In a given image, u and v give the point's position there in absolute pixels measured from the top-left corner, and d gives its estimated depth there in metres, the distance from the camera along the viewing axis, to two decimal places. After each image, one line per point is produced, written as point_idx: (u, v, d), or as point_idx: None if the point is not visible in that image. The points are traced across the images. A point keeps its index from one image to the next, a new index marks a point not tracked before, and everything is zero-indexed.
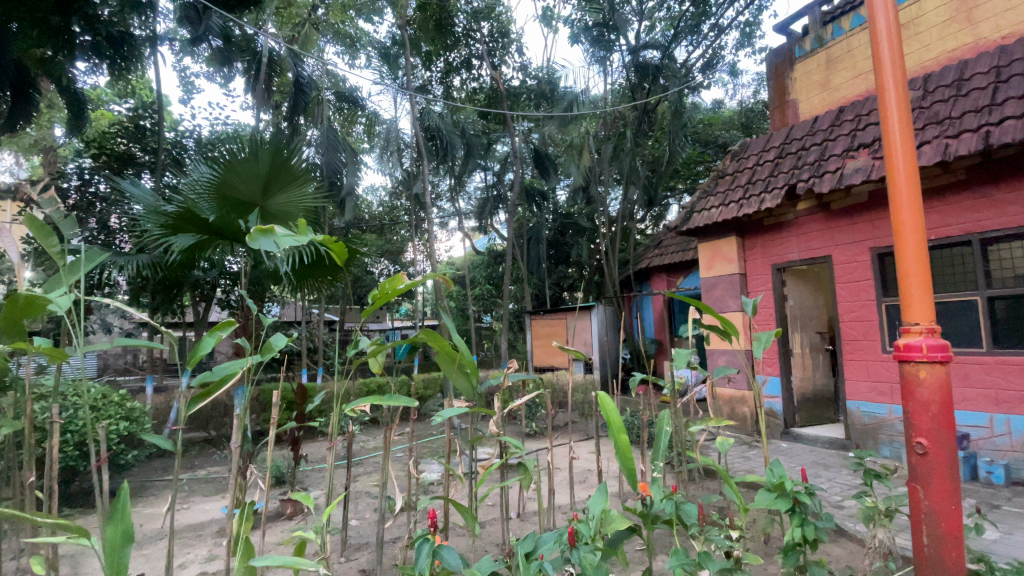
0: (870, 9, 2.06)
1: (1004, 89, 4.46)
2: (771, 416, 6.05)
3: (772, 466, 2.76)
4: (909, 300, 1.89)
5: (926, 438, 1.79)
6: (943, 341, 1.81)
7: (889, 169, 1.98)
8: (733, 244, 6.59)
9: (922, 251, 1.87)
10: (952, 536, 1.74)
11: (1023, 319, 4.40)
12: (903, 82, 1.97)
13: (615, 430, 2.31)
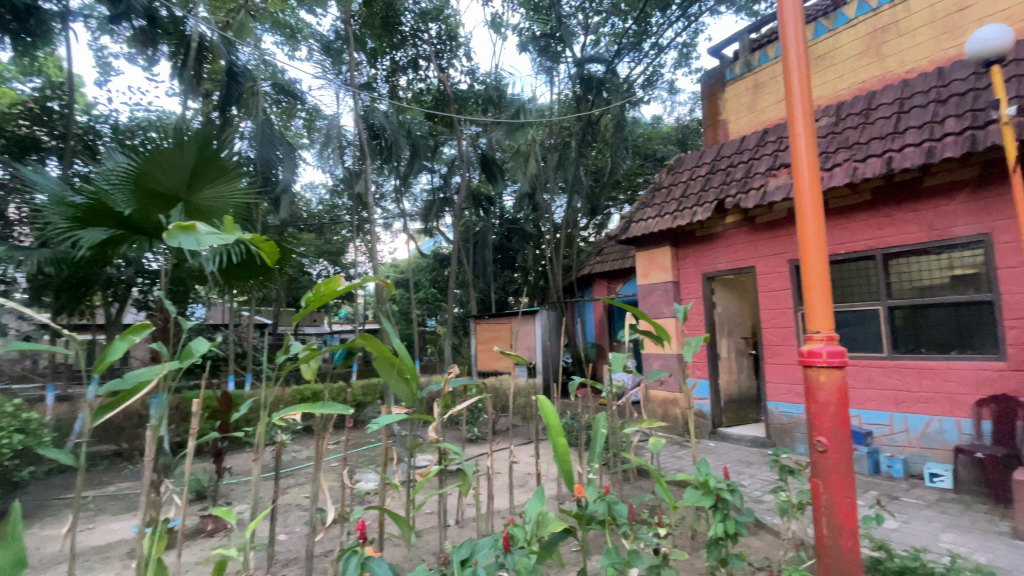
0: (782, 42, 2.25)
1: (905, 120, 4.99)
2: (700, 417, 6.37)
3: (700, 465, 2.91)
4: (812, 309, 2.08)
5: (826, 436, 1.96)
6: (839, 347, 2.01)
7: (797, 190, 2.16)
8: (668, 253, 6.91)
9: (824, 264, 2.06)
10: (848, 526, 1.91)
11: (917, 326, 4.92)
12: (811, 108, 2.16)
13: (555, 434, 2.36)
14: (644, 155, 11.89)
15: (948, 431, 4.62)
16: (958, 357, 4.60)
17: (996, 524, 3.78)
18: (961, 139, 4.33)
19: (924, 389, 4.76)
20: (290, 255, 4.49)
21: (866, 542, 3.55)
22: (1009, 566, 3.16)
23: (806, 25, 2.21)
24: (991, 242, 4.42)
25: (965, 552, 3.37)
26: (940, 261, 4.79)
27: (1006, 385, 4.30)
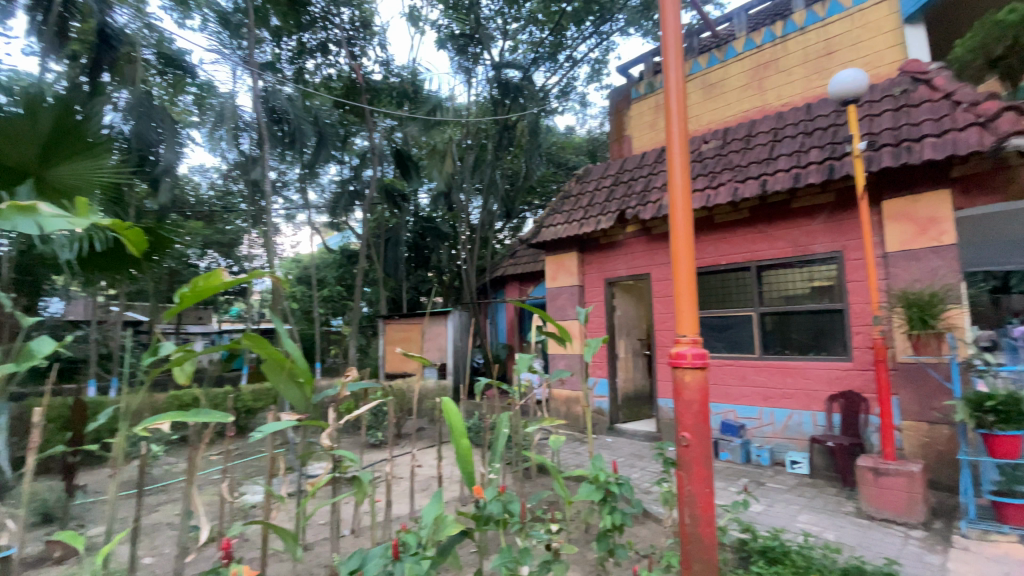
0: (664, 68, 2.43)
1: (777, 147, 5.64)
2: (599, 414, 6.71)
3: (596, 460, 3.05)
4: (681, 314, 2.26)
5: (689, 432, 2.14)
6: (703, 349, 2.20)
7: (672, 205, 2.35)
8: (575, 258, 7.20)
9: (692, 273, 2.26)
10: (706, 514, 2.10)
11: (783, 330, 5.59)
12: (686, 130, 2.36)
13: (458, 434, 2.37)
14: (557, 163, 12.32)
15: (806, 423, 5.27)
16: (815, 358, 5.28)
17: (842, 504, 4.38)
18: (821, 168, 4.98)
19: (788, 386, 5.40)
20: (166, 247, 4.07)
21: (736, 526, 3.93)
22: (852, 542, 3.69)
23: (685, 53, 2.41)
24: (843, 259, 5.14)
25: (818, 531, 3.87)
26: (803, 273, 5.47)
27: (851, 382, 5.01)
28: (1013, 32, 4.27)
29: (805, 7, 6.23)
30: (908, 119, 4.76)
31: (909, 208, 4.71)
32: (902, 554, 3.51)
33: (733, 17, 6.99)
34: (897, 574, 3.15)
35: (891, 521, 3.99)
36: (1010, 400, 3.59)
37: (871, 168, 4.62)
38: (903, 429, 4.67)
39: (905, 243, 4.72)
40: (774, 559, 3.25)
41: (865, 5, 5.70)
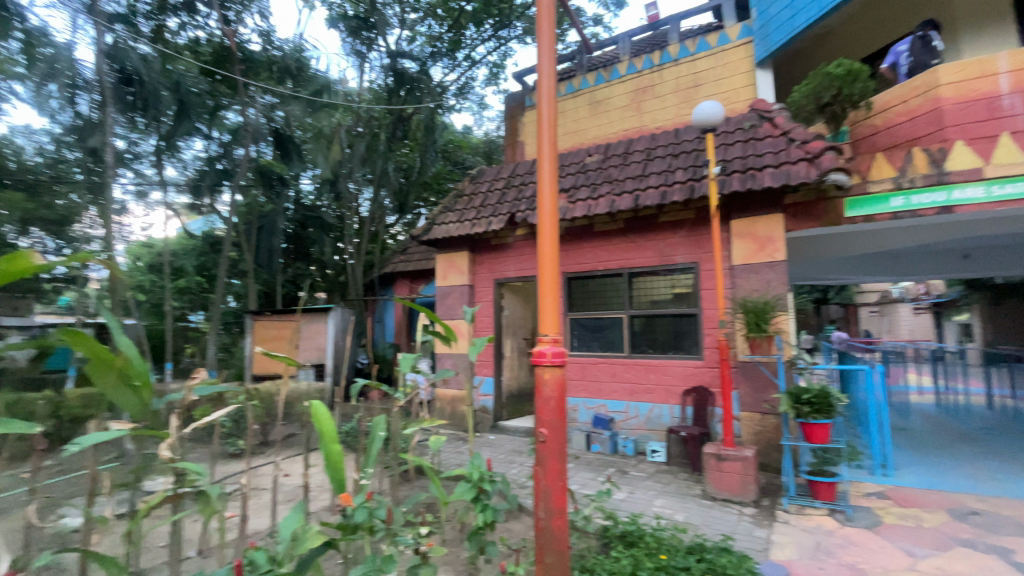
0: (537, 81, 2.54)
1: (650, 166, 6.17)
2: (483, 412, 6.79)
3: (474, 459, 3.06)
4: (543, 315, 2.36)
5: (546, 428, 2.26)
6: (562, 348, 2.33)
7: (540, 213, 2.45)
8: (465, 258, 7.19)
9: (555, 277, 2.38)
10: (559, 506, 2.23)
11: (649, 331, 6.13)
12: (555, 145, 2.49)
13: (329, 440, 2.41)
14: (453, 161, 12.22)
15: (664, 415, 5.83)
16: (673, 356, 5.88)
17: (691, 487, 4.92)
18: (684, 187, 5.55)
19: (651, 381, 5.94)
20: None
21: (601, 513, 4.22)
22: (697, 521, 4.15)
23: (557, 73, 2.53)
24: (699, 269, 5.77)
25: (670, 513, 4.30)
26: (667, 280, 6.06)
27: (702, 378, 5.64)
28: (837, 83, 5.12)
29: (679, 41, 6.89)
30: (753, 150, 5.50)
31: (753, 227, 5.43)
32: (736, 530, 4.03)
33: (618, 41, 7.49)
34: (730, 547, 3.61)
35: (729, 500, 4.57)
36: (820, 393, 4.29)
37: (724, 190, 5.25)
38: (741, 419, 5.37)
39: (748, 257, 5.45)
40: (631, 543, 3.54)
41: (727, 46, 6.47)
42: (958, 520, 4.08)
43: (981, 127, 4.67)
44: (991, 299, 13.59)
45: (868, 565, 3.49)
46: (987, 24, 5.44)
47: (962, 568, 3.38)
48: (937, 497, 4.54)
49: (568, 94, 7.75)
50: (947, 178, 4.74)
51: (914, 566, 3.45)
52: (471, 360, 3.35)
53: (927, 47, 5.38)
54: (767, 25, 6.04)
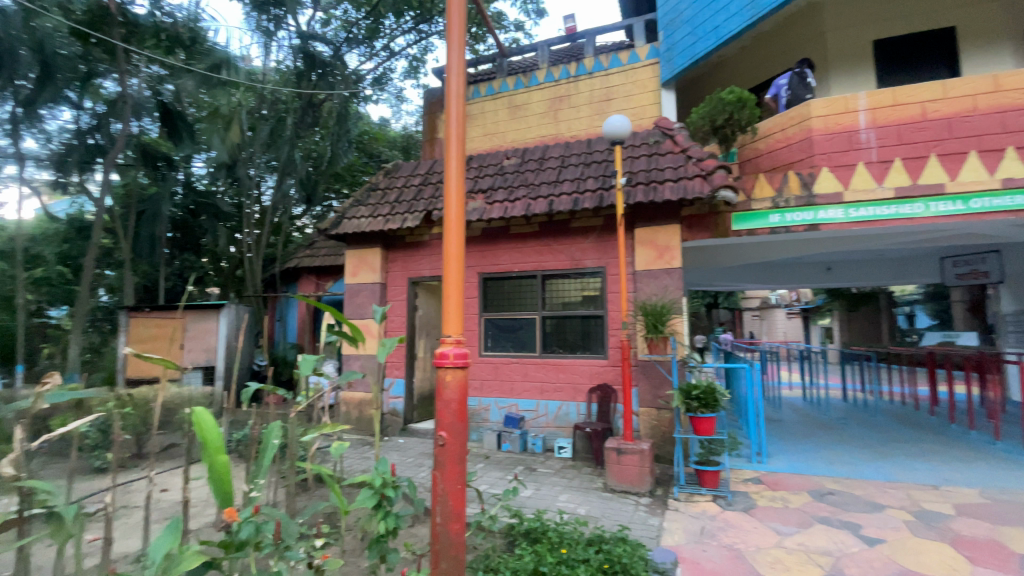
0: (446, 77, 2.49)
1: (564, 173, 6.38)
2: (393, 415, 6.59)
3: (379, 464, 2.95)
4: (447, 314, 2.33)
5: (446, 431, 2.24)
6: (464, 349, 2.33)
7: (446, 213, 2.43)
8: (378, 255, 6.93)
9: (461, 278, 2.36)
10: (456, 510, 2.22)
11: (559, 332, 6.33)
12: (463, 143, 2.47)
13: (215, 452, 2.28)
14: (368, 154, 11.79)
15: (571, 413, 6.06)
16: (581, 356, 6.12)
17: (594, 481, 5.16)
18: (595, 196, 5.80)
19: (560, 380, 6.14)
20: None
21: (507, 512, 4.29)
22: (598, 514, 4.35)
23: (465, 72, 2.52)
24: (606, 273, 6.07)
25: (573, 508, 4.46)
26: (577, 283, 6.30)
27: (607, 376, 5.94)
28: (729, 109, 5.66)
29: (594, 55, 7.18)
30: (657, 164, 5.90)
31: (654, 236, 5.82)
32: (632, 520, 4.29)
33: (537, 48, 7.65)
34: (626, 536, 3.83)
35: (627, 492, 4.85)
36: (707, 390, 4.70)
37: (630, 201, 5.56)
38: (640, 414, 5.73)
39: (649, 264, 5.83)
40: (535, 539, 3.63)
41: (637, 65, 6.87)
42: (817, 500, 4.68)
43: (842, 157, 5.39)
44: (846, 306, 15.85)
45: (743, 545, 3.88)
46: (849, 68, 6.32)
47: (818, 542, 3.88)
48: (801, 480, 5.17)
49: (488, 95, 7.78)
50: (815, 200, 5.40)
51: (781, 543, 3.89)
52: (380, 362, 3.21)
53: (802, 83, 6.08)
54: (673, 49, 6.59)
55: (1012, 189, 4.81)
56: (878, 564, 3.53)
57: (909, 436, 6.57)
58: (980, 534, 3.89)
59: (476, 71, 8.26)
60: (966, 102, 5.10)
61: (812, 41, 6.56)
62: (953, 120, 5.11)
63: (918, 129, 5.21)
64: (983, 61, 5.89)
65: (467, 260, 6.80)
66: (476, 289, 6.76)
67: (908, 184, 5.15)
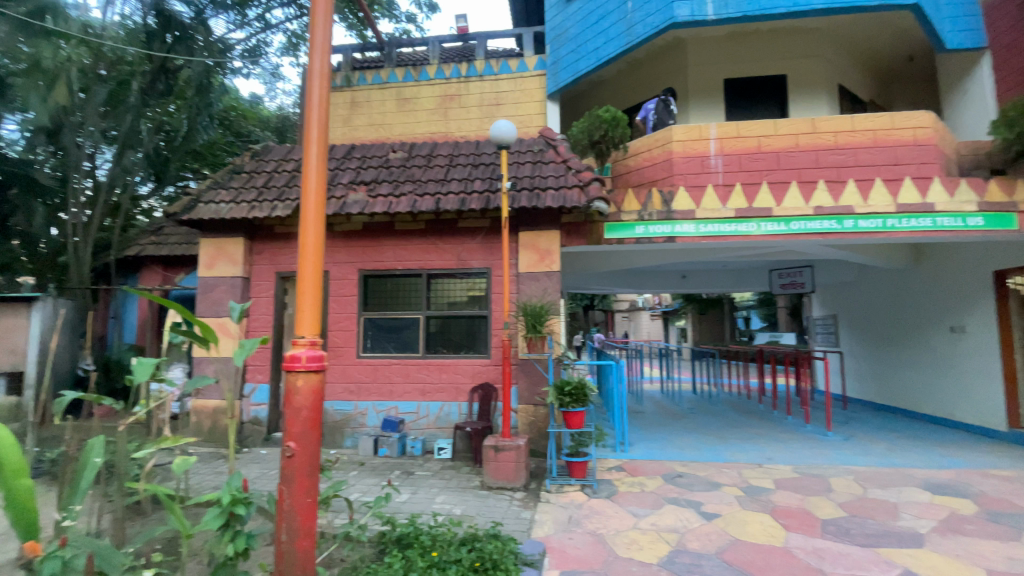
0: (307, 80, 2.51)
1: (451, 172, 6.34)
2: (254, 424, 6.04)
3: (229, 479, 2.65)
4: (302, 316, 2.35)
5: (295, 441, 2.26)
6: (319, 352, 2.36)
7: (304, 212, 2.43)
8: (241, 246, 6.27)
9: (318, 281, 2.39)
10: (306, 525, 2.26)
11: (442, 333, 6.28)
12: (325, 145, 2.50)
13: (16, 476, 1.92)
14: (234, 133, 10.57)
15: (453, 413, 6.07)
16: (464, 356, 6.15)
17: (471, 480, 5.21)
18: (481, 197, 5.84)
19: (442, 381, 6.10)
20: None
21: (378, 519, 4.16)
22: (473, 512, 4.40)
23: (330, 68, 2.57)
24: (491, 274, 6.19)
25: (449, 509, 4.45)
26: (463, 283, 6.31)
27: (489, 376, 6.05)
28: (605, 126, 6.11)
29: (484, 58, 7.25)
30: (540, 172, 6.15)
31: (536, 240, 6.06)
32: (505, 515, 4.40)
33: (427, 42, 7.52)
34: (499, 533, 3.91)
35: (503, 488, 4.98)
36: (579, 385, 5.00)
37: (514, 205, 5.71)
38: (518, 411, 5.93)
39: (531, 266, 6.05)
40: (407, 544, 3.54)
41: (525, 74, 7.09)
42: (669, 482, 5.24)
43: (695, 179, 6.11)
44: (698, 309, 17.95)
45: (605, 529, 4.20)
46: (704, 101, 7.19)
47: (668, 521, 4.34)
48: (657, 466, 5.75)
49: (375, 84, 7.44)
50: (674, 215, 6.03)
51: (637, 524, 4.29)
52: (239, 366, 2.71)
53: (666, 110, 6.86)
54: (558, 64, 7.00)
55: (821, 215, 5.82)
56: (714, 537, 4.05)
57: (742, 423, 7.66)
58: (793, 504, 4.65)
59: (363, 58, 7.88)
60: (791, 140, 6.06)
61: (676, 73, 7.34)
62: (780, 155, 6.04)
63: (754, 159, 6.09)
64: (804, 107, 7.07)
65: (347, 256, 6.45)
66: (355, 286, 6.41)
67: (745, 206, 5.98)
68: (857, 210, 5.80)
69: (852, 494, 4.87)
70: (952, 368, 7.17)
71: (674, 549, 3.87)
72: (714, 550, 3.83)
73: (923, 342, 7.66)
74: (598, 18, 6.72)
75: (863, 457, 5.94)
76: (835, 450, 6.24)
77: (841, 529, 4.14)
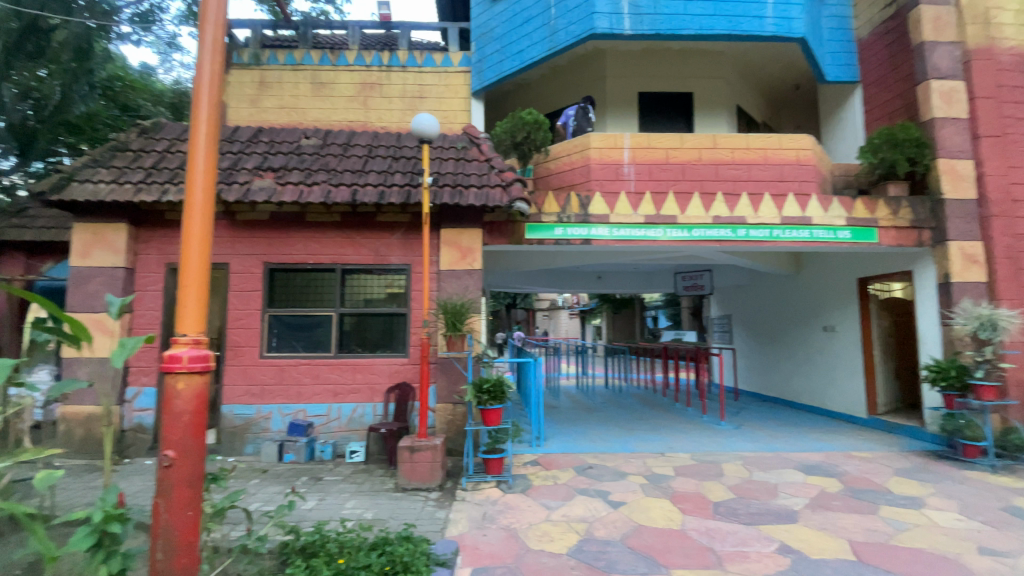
0: (198, 61, 2.34)
1: (369, 163, 6.12)
2: (138, 432, 5.46)
3: (103, 494, 2.37)
4: (184, 313, 2.18)
5: (174, 449, 2.11)
6: (204, 351, 2.21)
7: (190, 201, 2.26)
8: (124, 233, 5.62)
9: (204, 274, 2.24)
10: (185, 542, 2.11)
11: (357, 331, 6.05)
12: (215, 131, 2.35)
13: None
14: (120, 106, 9.18)
15: (367, 414, 5.89)
16: (380, 355, 5.98)
17: (384, 483, 5.08)
18: (401, 191, 5.70)
19: (355, 381, 5.89)
20: None
21: (280, 529, 3.93)
22: (385, 516, 4.29)
23: (224, 47, 2.41)
24: (410, 271, 6.07)
25: (359, 513, 4.31)
26: (380, 280, 6.13)
27: (406, 375, 5.94)
28: (527, 128, 6.23)
29: (407, 49, 7.08)
30: (463, 169, 6.12)
31: (458, 238, 6.04)
32: (419, 516, 4.35)
33: (347, 26, 7.18)
34: (411, 534, 3.86)
35: (418, 489, 4.91)
36: (497, 382, 5.07)
37: (435, 201, 5.63)
38: (436, 410, 5.88)
39: (452, 264, 6.02)
40: (311, 554, 3.37)
41: (449, 69, 7.05)
42: (580, 474, 5.47)
43: (611, 185, 6.41)
44: (612, 309, 18.87)
45: (518, 524, 4.29)
46: (621, 111, 7.57)
47: (578, 511, 4.52)
48: (570, 458, 5.98)
49: (287, 65, 6.98)
50: (590, 219, 6.29)
51: (549, 516, 4.43)
52: (117, 368, 2.41)
53: (585, 117, 7.08)
54: (483, 62, 7.02)
55: (718, 224, 6.37)
56: (620, 524, 4.29)
57: (649, 415, 8.18)
58: (690, 489, 5.05)
59: (275, 36, 7.37)
60: (695, 153, 6.55)
61: (596, 82, 7.62)
62: (685, 167, 6.53)
63: (663, 169, 6.51)
64: (708, 124, 7.66)
65: (252, 248, 6.00)
66: (261, 281, 5.99)
67: (654, 213, 6.38)
68: (749, 220, 6.42)
69: (740, 477, 5.38)
70: (825, 363, 8.15)
71: (582, 538, 4.05)
72: (620, 537, 4.05)
73: (802, 340, 8.63)
74: (524, 20, 6.81)
75: (750, 444, 6.59)
76: (727, 438, 6.86)
77: (729, 510, 4.56)
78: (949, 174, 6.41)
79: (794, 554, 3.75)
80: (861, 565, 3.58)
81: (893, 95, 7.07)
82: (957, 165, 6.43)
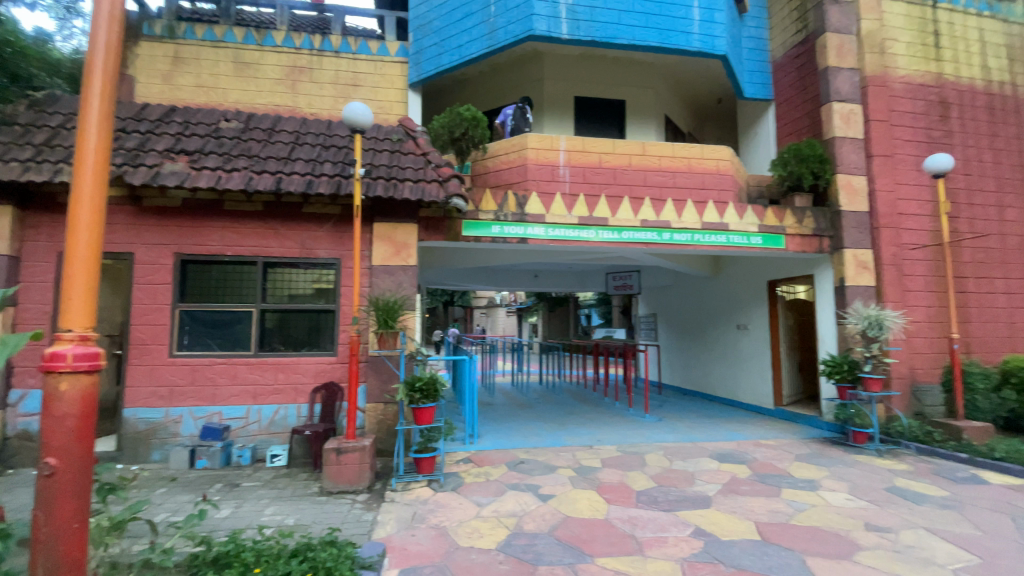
0: (91, 28, 2.12)
1: (296, 151, 5.81)
2: (21, 441, 4.87)
3: None
4: (69, 306, 1.97)
5: (56, 457, 1.92)
6: (93, 348, 2.01)
7: (78, 183, 2.05)
8: (6, 216, 4.97)
9: (94, 262, 2.04)
10: (71, 557, 1.92)
11: (280, 328, 5.75)
12: (111, 107, 2.14)
13: None
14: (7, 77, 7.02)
15: (290, 416, 5.62)
16: (305, 353, 5.72)
17: (308, 487, 4.89)
18: (331, 181, 5.48)
19: (277, 382, 5.59)
20: None
21: (189, 541, 3.67)
22: (308, 521, 4.13)
23: (122, 14, 2.20)
24: (340, 266, 5.85)
25: (280, 520, 4.11)
26: (307, 275, 5.86)
27: (333, 375, 5.73)
28: (465, 124, 6.20)
29: (341, 34, 6.78)
30: (398, 162, 5.98)
31: (391, 232, 5.91)
32: (345, 519, 4.23)
33: (275, 5, 6.76)
34: (336, 538, 3.74)
35: (344, 492, 4.76)
36: (429, 381, 5.01)
37: (368, 193, 5.47)
38: (365, 410, 5.72)
39: (385, 260, 5.87)
40: (224, 565, 3.17)
41: (385, 58, 6.82)
42: (512, 470, 5.55)
43: (547, 185, 6.53)
44: (547, 306, 19.24)
45: (448, 522, 4.28)
46: (557, 114, 7.74)
47: (508, 506, 4.59)
48: (502, 454, 6.05)
49: (206, 41, 6.46)
50: (526, 218, 6.38)
51: (480, 513, 4.46)
52: None
53: (523, 117, 7.16)
54: (421, 54, 6.95)
55: (645, 227, 6.69)
56: (548, 516, 4.40)
57: (579, 410, 8.45)
58: (615, 480, 5.28)
59: (193, 8, 6.79)
60: (625, 159, 6.83)
61: (534, 83, 7.72)
62: (617, 171, 6.78)
63: (596, 172, 6.72)
64: (639, 131, 8.02)
65: (160, 237, 5.52)
66: (171, 273, 5.53)
67: (587, 214, 6.58)
68: (673, 225, 6.79)
69: (660, 467, 5.70)
70: (738, 359, 8.81)
71: (511, 532, 4.11)
72: (548, 529, 4.16)
73: (719, 338, 9.26)
74: (463, 16, 6.76)
75: (671, 435, 6.99)
76: (651, 430, 7.23)
77: (650, 498, 4.83)
78: (846, 188, 7.13)
79: (707, 536, 4.04)
80: (765, 544, 3.91)
81: (802, 113, 7.75)
82: (853, 180, 7.16)
